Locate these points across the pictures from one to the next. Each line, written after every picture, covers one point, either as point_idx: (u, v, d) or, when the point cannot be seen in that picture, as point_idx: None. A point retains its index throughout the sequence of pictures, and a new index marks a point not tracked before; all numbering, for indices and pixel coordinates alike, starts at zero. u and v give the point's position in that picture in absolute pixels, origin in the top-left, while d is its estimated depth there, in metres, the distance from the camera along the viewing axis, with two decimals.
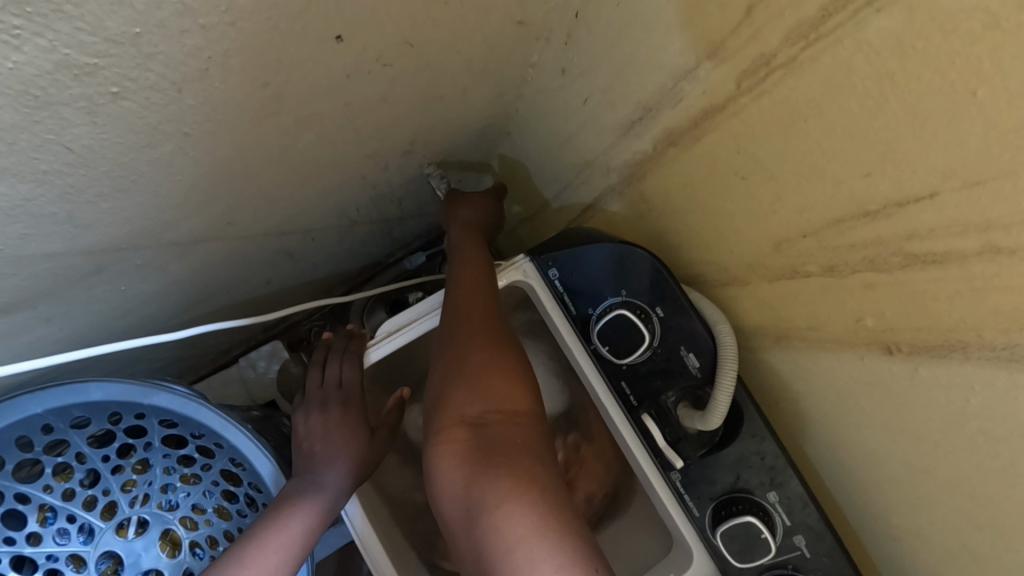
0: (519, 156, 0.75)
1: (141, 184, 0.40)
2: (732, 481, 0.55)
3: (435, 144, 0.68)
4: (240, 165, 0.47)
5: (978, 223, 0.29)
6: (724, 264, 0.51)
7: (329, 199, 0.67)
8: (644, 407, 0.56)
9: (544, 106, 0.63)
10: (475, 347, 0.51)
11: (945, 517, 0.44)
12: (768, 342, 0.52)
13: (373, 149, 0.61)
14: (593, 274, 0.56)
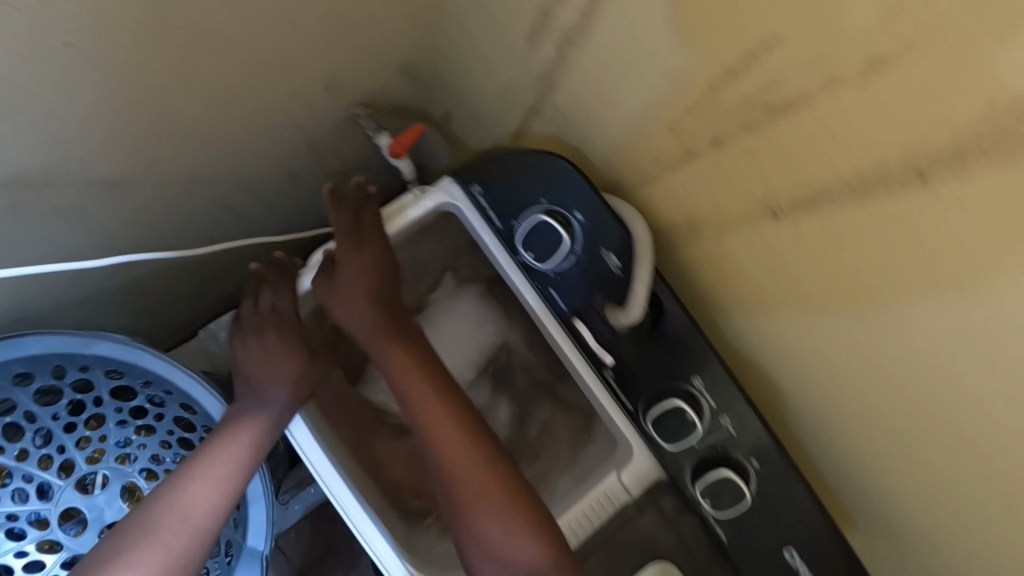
0: (452, 96, 0.76)
1: (33, 106, 0.42)
2: (661, 374, 0.58)
3: (361, 86, 0.69)
4: (144, 95, 0.48)
5: (815, 56, 0.32)
6: (637, 163, 0.53)
7: (261, 151, 0.67)
8: (574, 311, 0.59)
9: (461, 34, 0.64)
10: (455, 455, 0.54)
11: (848, 377, 0.47)
12: (686, 235, 0.54)
13: (295, 87, 0.61)
14: (513, 187, 0.58)
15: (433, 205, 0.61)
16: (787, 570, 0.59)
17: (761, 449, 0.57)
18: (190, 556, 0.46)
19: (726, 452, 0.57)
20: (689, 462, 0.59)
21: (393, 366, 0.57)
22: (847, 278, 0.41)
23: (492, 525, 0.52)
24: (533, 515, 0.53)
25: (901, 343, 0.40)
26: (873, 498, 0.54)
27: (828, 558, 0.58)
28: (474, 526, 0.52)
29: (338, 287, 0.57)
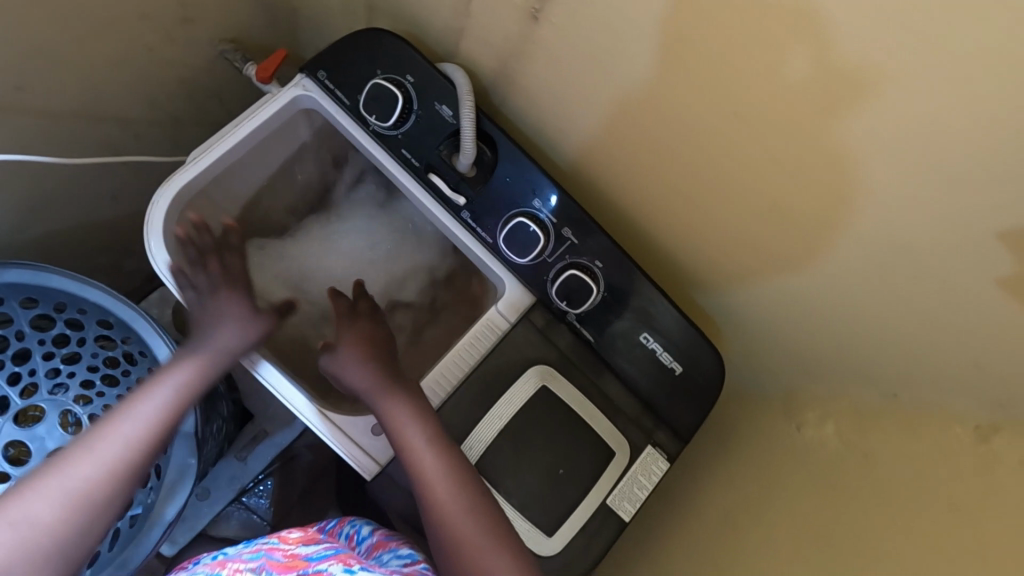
0: (310, 26, 0.84)
1: None
2: (507, 204, 0.67)
3: (219, 21, 0.76)
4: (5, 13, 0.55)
5: None
6: (451, 23, 0.63)
7: (134, 88, 0.73)
8: (425, 165, 0.68)
9: None
10: (436, 462, 0.62)
11: (645, 135, 0.59)
12: (505, 75, 0.64)
13: (152, 20, 0.68)
14: (352, 65, 0.67)
15: (291, 99, 0.70)
16: (646, 353, 0.70)
17: (600, 248, 0.68)
18: (113, 473, 0.55)
19: (572, 259, 0.68)
20: (548, 277, 0.69)
21: (387, 417, 0.65)
22: (597, 44, 0.53)
23: (454, 521, 0.60)
24: (485, 511, 0.61)
25: (655, 82, 0.53)
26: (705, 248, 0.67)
27: (677, 331, 0.69)
28: (442, 528, 0.60)
29: (345, 355, 0.71)
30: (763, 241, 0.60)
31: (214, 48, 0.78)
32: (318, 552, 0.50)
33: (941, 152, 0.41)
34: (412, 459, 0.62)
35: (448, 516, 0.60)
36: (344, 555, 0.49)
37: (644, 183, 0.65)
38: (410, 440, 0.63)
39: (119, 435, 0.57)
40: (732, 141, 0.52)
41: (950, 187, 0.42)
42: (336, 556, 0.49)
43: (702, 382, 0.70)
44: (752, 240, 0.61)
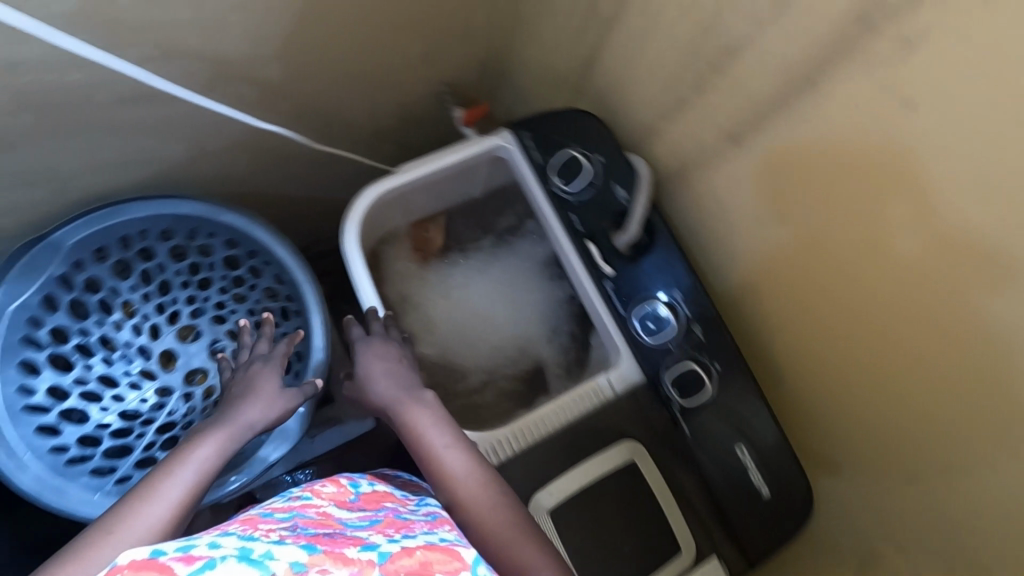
0: (514, 92, 0.98)
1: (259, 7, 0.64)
2: (648, 285, 0.74)
3: (448, 71, 0.91)
4: (310, 24, 0.70)
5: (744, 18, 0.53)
6: (647, 120, 0.72)
7: (365, 105, 0.88)
8: (586, 232, 0.76)
9: (529, 37, 0.87)
10: (463, 462, 0.65)
11: (795, 265, 0.63)
12: (679, 176, 0.72)
13: (401, 56, 0.83)
14: (553, 133, 0.78)
15: (490, 147, 0.82)
16: (737, 465, 0.71)
17: (722, 351, 0.72)
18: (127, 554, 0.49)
19: (694, 353, 0.72)
20: (666, 362, 0.73)
21: (408, 420, 0.68)
22: (773, 173, 0.60)
23: (486, 514, 0.61)
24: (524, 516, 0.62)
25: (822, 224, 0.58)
26: (822, 390, 0.68)
27: (772, 452, 0.71)
28: (476, 520, 0.61)
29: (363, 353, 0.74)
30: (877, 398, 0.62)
31: (435, 90, 0.93)
32: (353, 519, 0.54)
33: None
34: (433, 460, 0.65)
35: (472, 512, 0.61)
36: (383, 528, 0.53)
37: (778, 308, 0.68)
38: (430, 440, 0.66)
39: (145, 516, 0.52)
40: (885, 288, 0.55)
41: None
42: (377, 527, 0.53)
43: (787, 508, 0.71)
44: (872, 388, 0.62)
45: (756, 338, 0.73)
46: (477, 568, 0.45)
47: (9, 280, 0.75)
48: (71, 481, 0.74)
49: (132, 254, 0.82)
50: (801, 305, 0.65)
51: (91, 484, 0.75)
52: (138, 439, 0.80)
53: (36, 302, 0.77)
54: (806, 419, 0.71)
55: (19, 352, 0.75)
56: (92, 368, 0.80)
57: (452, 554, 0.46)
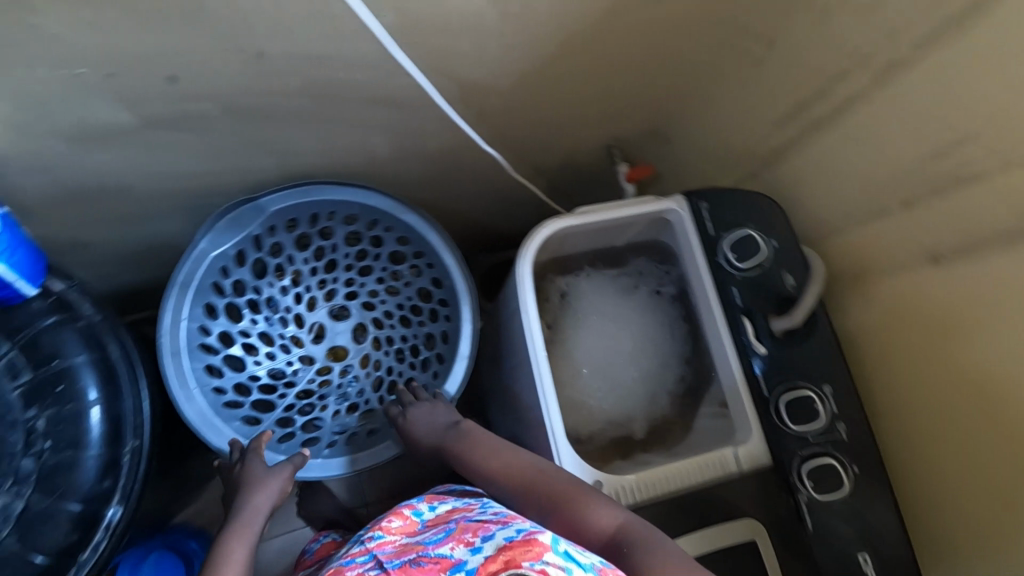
0: (669, 163, 1.03)
1: (517, 62, 0.70)
2: (797, 374, 0.76)
3: (625, 132, 0.96)
4: (542, 79, 0.75)
5: (998, 154, 0.56)
6: (832, 219, 0.76)
7: (543, 154, 0.93)
8: (744, 309, 0.80)
9: (705, 123, 0.91)
10: (533, 478, 0.72)
11: (964, 396, 0.64)
12: (854, 276, 0.75)
13: (597, 113, 0.88)
14: (730, 210, 0.82)
15: (662, 208, 0.86)
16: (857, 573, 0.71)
17: (861, 454, 0.73)
18: None
19: (833, 450, 0.73)
20: (799, 452, 0.74)
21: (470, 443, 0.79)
22: (968, 301, 0.61)
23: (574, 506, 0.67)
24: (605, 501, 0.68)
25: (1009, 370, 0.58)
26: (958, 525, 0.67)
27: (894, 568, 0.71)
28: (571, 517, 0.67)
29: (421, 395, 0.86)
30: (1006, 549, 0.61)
31: (605, 146, 0.99)
32: (431, 536, 0.62)
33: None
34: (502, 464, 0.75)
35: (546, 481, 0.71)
36: (461, 534, 0.60)
37: (928, 428, 0.69)
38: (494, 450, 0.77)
39: None
40: None
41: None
42: (452, 537, 0.60)
43: None
44: None
45: (895, 448, 0.74)
46: (557, 546, 0.54)
47: (217, 230, 0.82)
48: (224, 423, 0.80)
49: (316, 230, 0.90)
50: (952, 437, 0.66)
51: (240, 429, 0.81)
52: (281, 399, 0.86)
53: (230, 254, 0.84)
54: (924, 543, 0.72)
55: (206, 296, 0.82)
56: (257, 324, 0.87)
57: (531, 544, 0.53)
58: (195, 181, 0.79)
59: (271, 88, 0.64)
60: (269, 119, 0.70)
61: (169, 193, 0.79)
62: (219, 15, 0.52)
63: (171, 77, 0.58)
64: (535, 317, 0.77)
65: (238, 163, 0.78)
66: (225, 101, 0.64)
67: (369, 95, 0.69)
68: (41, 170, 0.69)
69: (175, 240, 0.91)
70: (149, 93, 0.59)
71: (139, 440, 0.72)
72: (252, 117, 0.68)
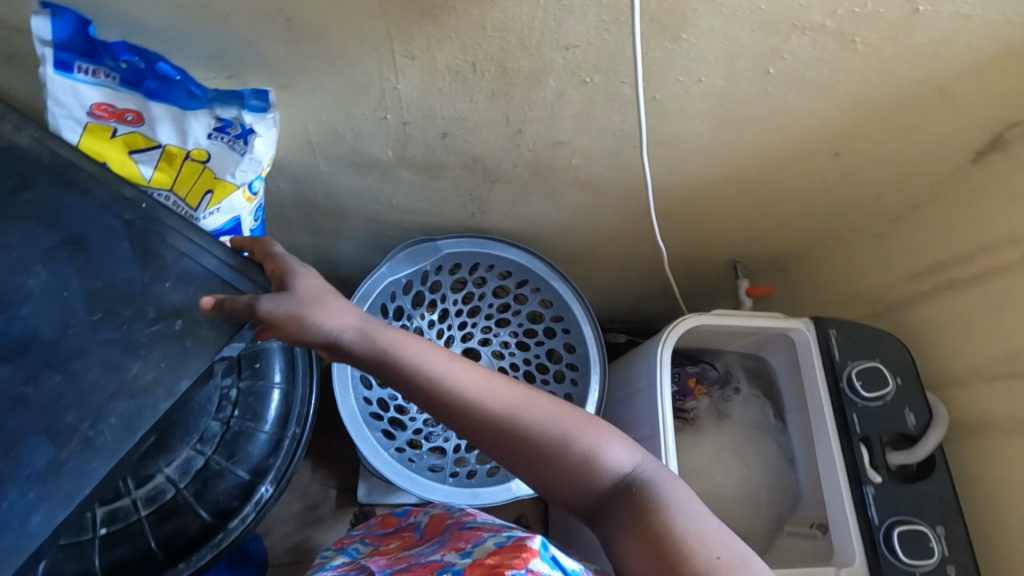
0: (785, 288, 1.12)
1: (705, 176, 0.82)
2: (911, 510, 0.79)
3: (755, 252, 1.06)
4: (714, 193, 0.87)
5: None
6: (957, 370, 0.83)
7: (681, 253, 1.03)
8: (860, 436, 0.84)
9: (834, 259, 1.01)
10: (496, 428, 0.57)
11: None
12: (975, 427, 0.80)
13: (740, 231, 0.99)
14: (859, 343, 0.89)
15: (792, 326, 0.93)
16: None
17: None
18: None
19: None
20: None
21: (430, 374, 0.57)
22: None
23: (554, 443, 0.57)
24: (593, 431, 0.58)
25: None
26: None
27: None
28: (559, 456, 0.57)
29: (304, 290, 0.58)
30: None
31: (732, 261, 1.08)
32: (426, 548, 0.63)
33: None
34: (486, 412, 0.57)
35: (539, 426, 0.57)
36: (453, 543, 0.60)
37: None
38: (475, 393, 0.57)
39: None
40: None
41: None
42: (446, 547, 0.60)
43: None
44: None
45: None
46: (545, 551, 0.49)
47: (398, 259, 0.92)
48: (369, 430, 0.87)
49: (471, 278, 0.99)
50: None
51: (380, 439, 0.87)
52: (412, 420, 0.92)
53: (401, 282, 0.93)
54: None
55: (375, 312, 0.91)
56: None
57: (520, 549, 0.50)
58: (392, 216, 0.89)
59: (508, 157, 0.76)
60: (487, 179, 0.81)
61: (366, 220, 0.90)
62: (512, 97, 0.65)
63: (445, 133, 0.71)
64: (670, 403, 0.87)
65: (436, 208, 0.89)
66: (467, 160, 0.76)
67: (578, 177, 0.81)
68: (291, 181, 0.80)
69: (344, 260, 1.01)
70: (420, 141, 0.72)
71: (299, 429, 0.78)
72: (478, 175, 0.80)
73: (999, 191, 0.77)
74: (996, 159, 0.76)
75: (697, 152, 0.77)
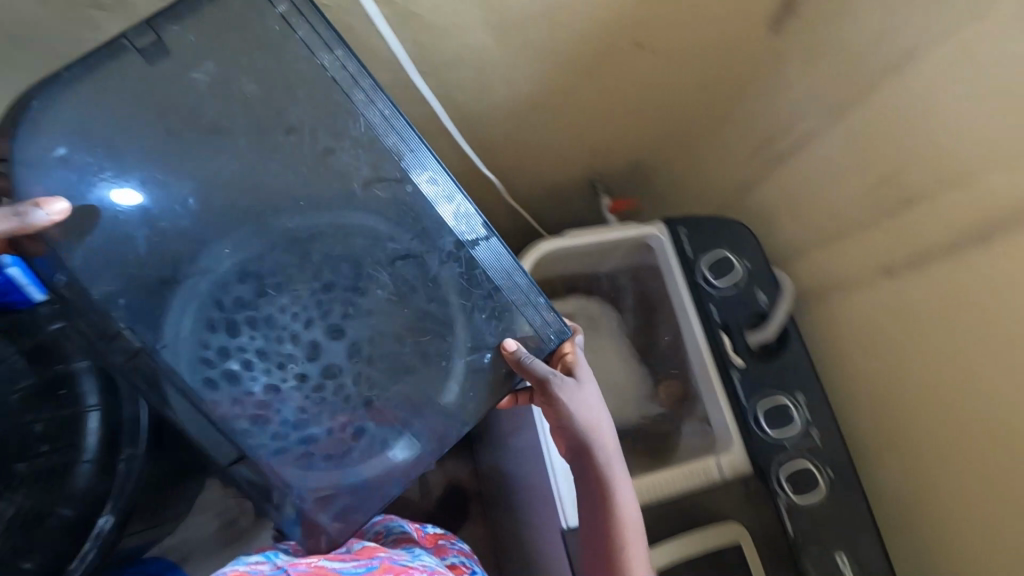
0: (653, 201, 1.11)
1: (515, 94, 0.78)
2: (772, 384, 0.81)
3: (609, 168, 1.04)
4: (536, 111, 0.83)
5: (926, 181, 0.64)
6: (796, 242, 0.84)
7: (535, 180, 1.01)
8: (720, 325, 0.85)
9: (684, 160, 1.01)
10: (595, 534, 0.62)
11: (918, 398, 0.69)
12: (817, 293, 0.82)
13: (584, 149, 0.96)
14: (708, 235, 0.89)
15: (645, 232, 0.92)
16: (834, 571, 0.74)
17: (835, 460, 0.77)
18: None
19: (809, 455, 0.77)
20: (778, 459, 0.78)
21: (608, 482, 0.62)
22: (912, 310, 0.68)
23: None
24: None
25: (976, 369, 0.62)
26: (926, 520, 0.71)
27: (875, 568, 0.73)
28: None
29: (585, 396, 0.61)
30: (992, 537, 0.63)
31: (592, 181, 1.06)
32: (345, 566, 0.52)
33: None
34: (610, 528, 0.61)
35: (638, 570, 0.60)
36: None
37: (890, 433, 0.74)
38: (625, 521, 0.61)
39: None
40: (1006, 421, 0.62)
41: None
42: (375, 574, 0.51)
43: None
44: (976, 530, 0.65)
45: (861, 456, 0.79)
46: None
47: None
48: None
49: None
50: (927, 434, 0.69)
51: None
52: None
53: None
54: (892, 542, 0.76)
55: None
56: None
57: None
58: None
59: None
60: None
61: None
62: None
63: None
64: None
65: None
66: None
67: None
68: None
69: None
70: None
71: (135, 449, 0.71)
72: None
73: (797, 57, 0.76)
74: (789, 24, 0.75)
75: (495, 69, 0.73)
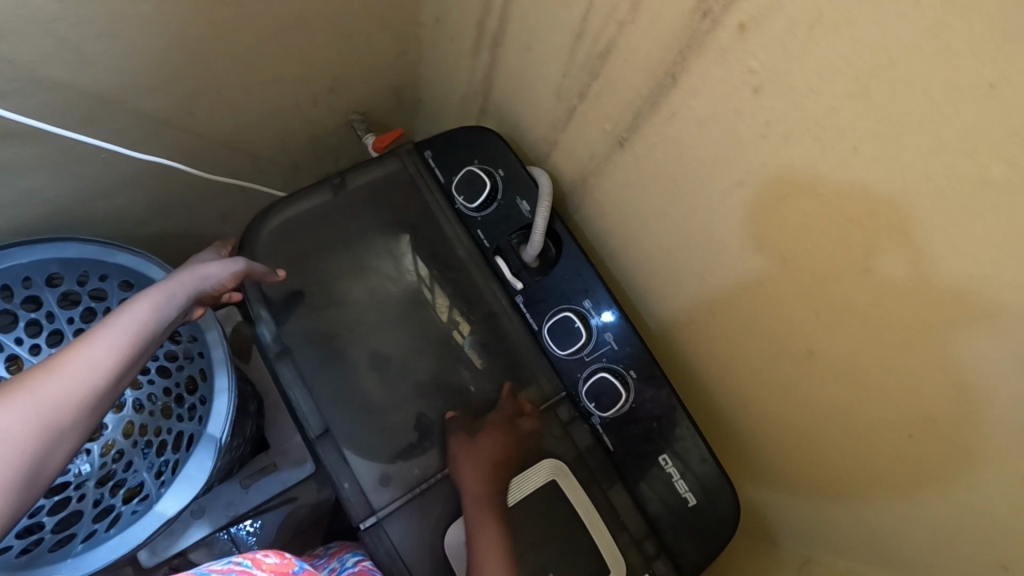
0: (430, 121, 0.97)
1: (135, 51, 0.61)
2: (558, 299, 0.72)
3: (357, 101, 0.88)
4: (189, 65, 0.66)
5: (613, 27, 0.52)
6: (545, 134, 0.72)
7: (272, 135, 0.86)
8: (493, 249, 0.75)
9: (431, 67, 0.86)
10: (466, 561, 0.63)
11: (687, 271, 0.62)
12: (580, 184, 0.71)
13: (302, 89, 0.80)
14: (455, 150, 0.76)
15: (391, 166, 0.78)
16: (659, 473, 0.69)
17: (637, 359, 0.69)
18: None
19: (609, 363, 0.70)
20: (582, 375, 0.71)
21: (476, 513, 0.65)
22: (653, 177, 0.59)
23: None
24: None
25: (718, 225, 0.55)
26: (729, 394, 0.66)
27: (696, 459, 0.68)
28: None
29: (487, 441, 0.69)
30: (780, 400, 0.59)
31: (346, 119, 0.90)
32: None
33: (951, 351, 0.42)
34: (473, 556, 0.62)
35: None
36: None
37: (678, 315, 0.67)
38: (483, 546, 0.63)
39: None
40: (756, 278, 0.54)
41: (956, 379, 0.43)
42: None
43: (716, 515, 0.68)
44: (768, 392, 0.60)
45: (663, 346, 0.72)
46: None
47: None
48: None
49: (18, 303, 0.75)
50: (707, 310, 0.62)
51: None
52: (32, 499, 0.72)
53: None
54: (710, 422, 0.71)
55: None
56: None
57: None
58: None
59: None
60: None
61: None
62: None
63: None
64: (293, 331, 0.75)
65: None
66: None
67: None
68: None
69: None
70: None
71: None
72: None
73: None
74: None
75: (71, 30, 0.55)
